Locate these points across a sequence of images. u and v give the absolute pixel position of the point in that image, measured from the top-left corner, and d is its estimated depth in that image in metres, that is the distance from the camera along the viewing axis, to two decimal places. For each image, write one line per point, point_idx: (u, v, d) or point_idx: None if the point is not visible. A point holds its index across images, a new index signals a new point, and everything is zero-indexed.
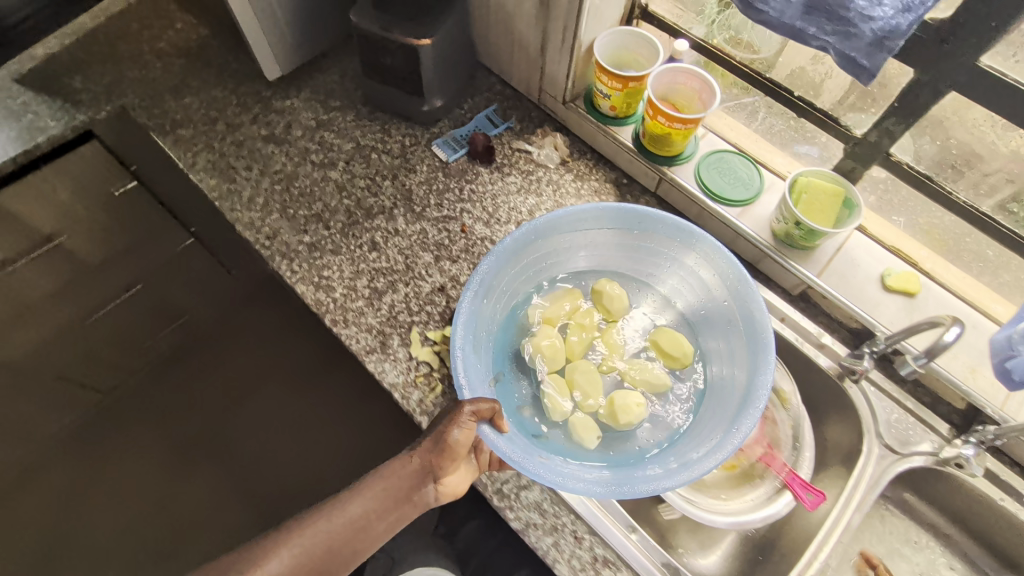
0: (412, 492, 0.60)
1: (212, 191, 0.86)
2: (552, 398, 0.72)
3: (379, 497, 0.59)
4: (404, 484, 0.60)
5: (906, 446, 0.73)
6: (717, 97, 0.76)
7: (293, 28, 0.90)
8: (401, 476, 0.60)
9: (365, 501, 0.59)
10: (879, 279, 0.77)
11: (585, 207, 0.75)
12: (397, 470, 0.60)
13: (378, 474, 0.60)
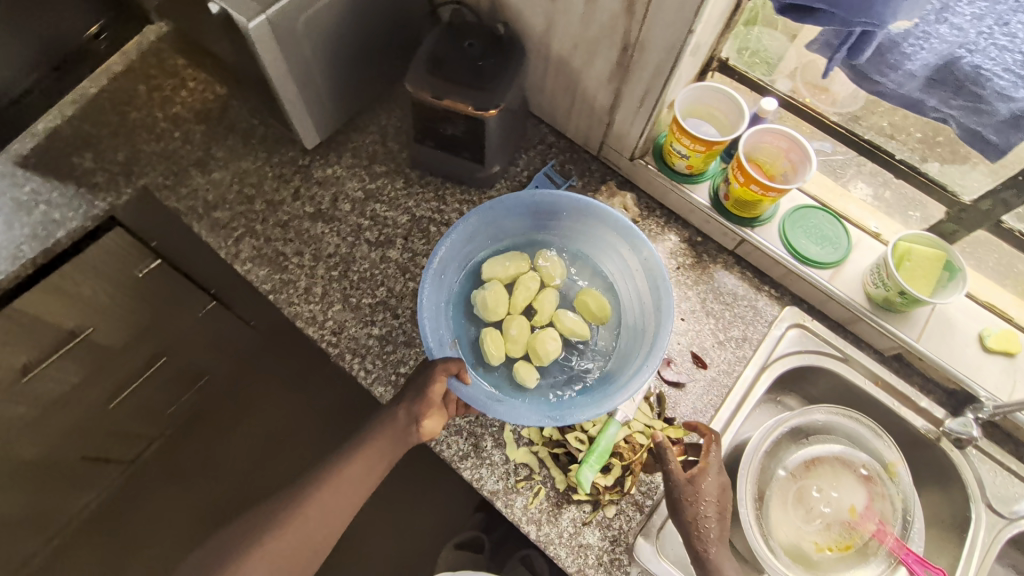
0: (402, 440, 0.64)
1: (263, 283, 0.79)
2: (489, 343, 0.74)
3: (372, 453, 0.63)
4: (389, 446, 0.64)
5: (1017, 512, 0.72)
6: (811, 159, 0.72)
7: (334, 92, 0.82)
8: (375, 450, 0.64)
9: (362, 462, 0.63)
10: (977, 340, 0.75)
11: (522, 196, 0.76)
12: (388, 427, 0.64)
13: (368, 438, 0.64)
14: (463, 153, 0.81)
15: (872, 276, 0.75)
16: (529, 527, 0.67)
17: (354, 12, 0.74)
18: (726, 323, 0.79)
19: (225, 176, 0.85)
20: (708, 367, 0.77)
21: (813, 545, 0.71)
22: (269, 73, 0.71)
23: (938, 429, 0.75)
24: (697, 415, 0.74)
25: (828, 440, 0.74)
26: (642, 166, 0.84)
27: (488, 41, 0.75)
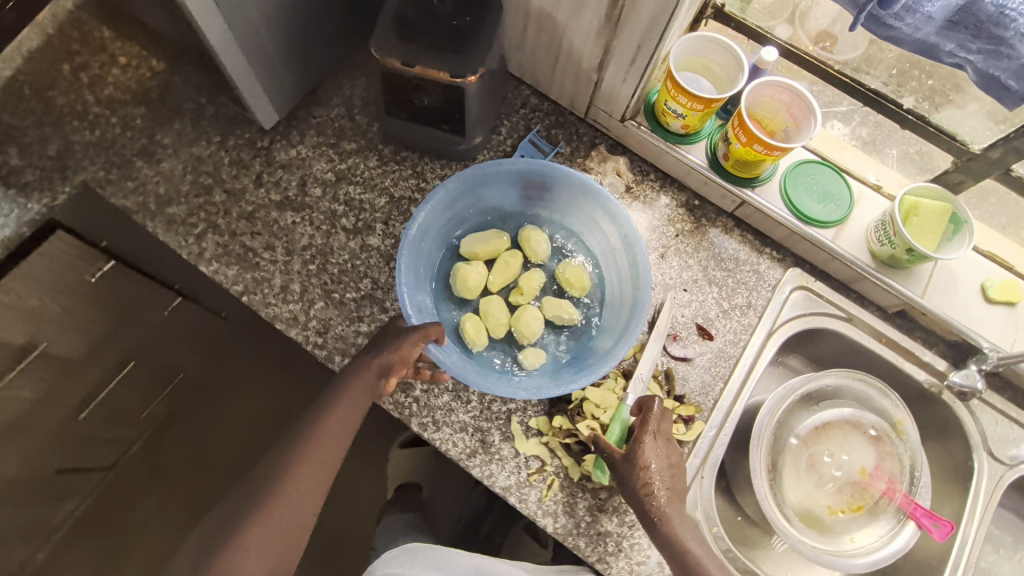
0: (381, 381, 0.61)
1: (234, 284, 0.72)
2: (468, 326, 0.69)
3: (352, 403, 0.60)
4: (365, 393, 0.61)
5: (1017, 457, 0.73)
6: (816, 113, 0.68)
7: (289, 62, 0.72)
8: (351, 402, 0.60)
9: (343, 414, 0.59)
10: (980, 291, 0.74)
11: (494, 162, 0.71)
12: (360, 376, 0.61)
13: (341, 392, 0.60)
14: (441, 124, 0.74)
15: (876, 232, 0.73)
16: (546, 521, 0.65)
17: None
18: (729, 291, 0.76)
19: (175, 165, 0.76)
20: (715, 338, 0.74)
21: (827, 509, 0.72)
22: (213, 46, 0.61)
23: (941, 382, 0.75)
24: (706, 388, 0.72)
25: (838, 405, 0.74)
26: (633, 128, 0.78)
27: None
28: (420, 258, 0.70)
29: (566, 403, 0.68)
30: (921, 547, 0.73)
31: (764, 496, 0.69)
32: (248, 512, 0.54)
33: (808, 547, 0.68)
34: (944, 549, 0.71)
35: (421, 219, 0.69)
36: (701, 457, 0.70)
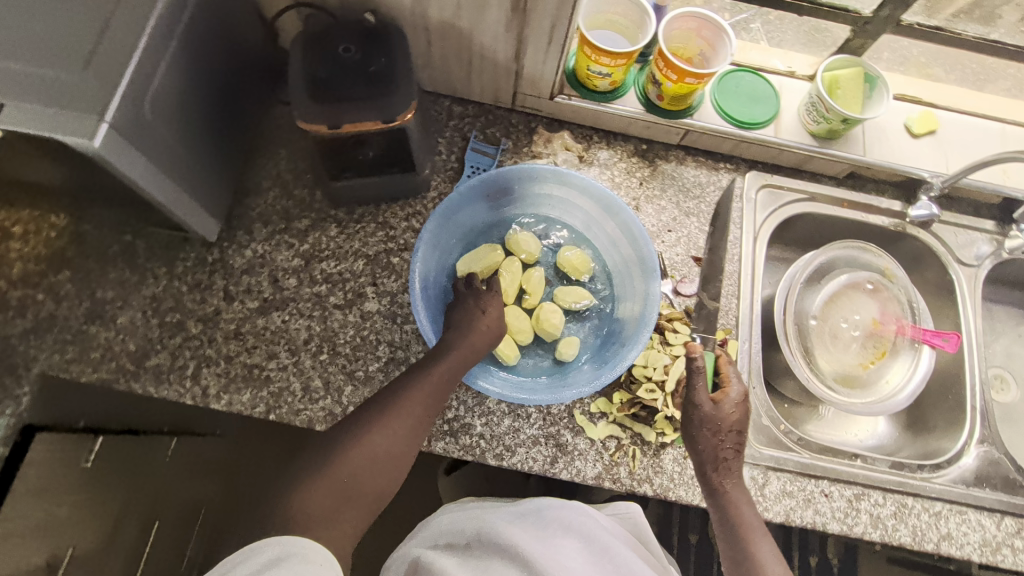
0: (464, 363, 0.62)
1: (254, 406, 0.68)
2: (503, 345, 0.71)
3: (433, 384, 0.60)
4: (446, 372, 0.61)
5: (981, 257, 0.83)
6: (725, 30, 0.71)
7: (206, 163, 0.67)
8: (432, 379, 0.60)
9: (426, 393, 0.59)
10: (905, 131, 0.82)
11: (466, 184, 0.72)
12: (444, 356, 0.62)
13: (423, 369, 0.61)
14: (389, 169, 0.72)
15: (809, 115, 0.78)
16: (645, 488, 0.68)
17: (188, 66, 0.59)
18: (707, 215, 0.80)
19: (133, 316, 0.70)
20: (713, 263, 0.78)
21: (859, 366, 0.80)
22: (138, 184, 0.56)
23: (902, 220, 0.83)
24: (726, 309, 0.76)
25: (834, 275, 0.82)
26: (564, 101, 0.79)
27: (363, 40, 0.63)
28: (433, 306, 0.71)
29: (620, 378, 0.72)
30: (939, 362, 0.83)
31: (808, 379, 0.76)
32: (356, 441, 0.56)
33: (858, 405, 0.76)
34: (957, 355, 0.80)
35: (420, 265, 0.69)
36: (750, 369, 0.74)
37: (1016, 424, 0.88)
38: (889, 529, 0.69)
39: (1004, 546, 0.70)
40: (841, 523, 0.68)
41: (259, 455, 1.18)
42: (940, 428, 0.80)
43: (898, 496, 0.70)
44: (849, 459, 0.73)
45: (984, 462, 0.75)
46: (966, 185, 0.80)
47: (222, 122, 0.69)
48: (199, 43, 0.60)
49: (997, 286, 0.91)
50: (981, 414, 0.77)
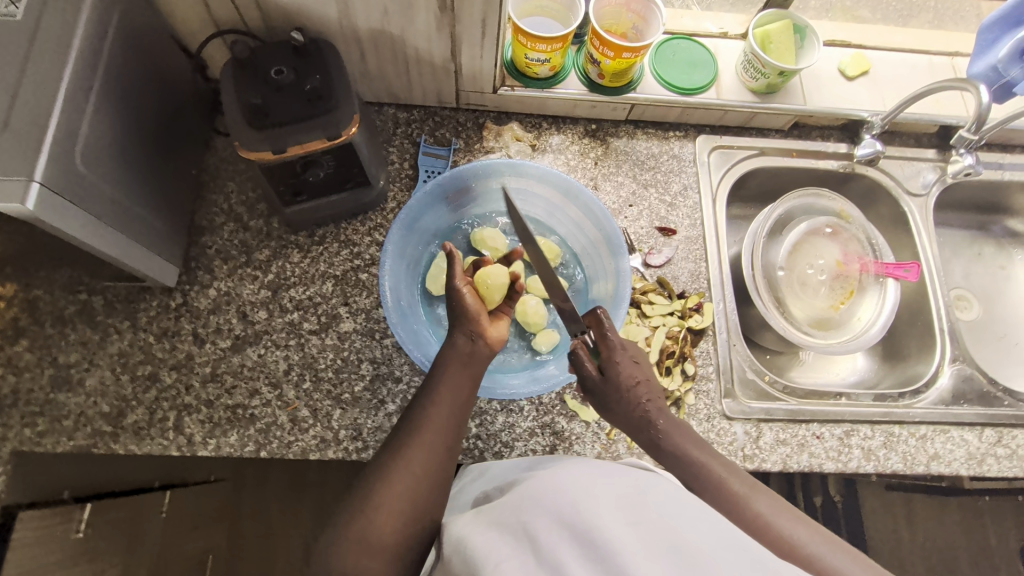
0: (480, 357, 0.59)
1: (243, 445, 0.67)
2: None
3: (452, 388, 0.56)
4: (468, 368, 0.58)
5: (928, 185, 0.86)
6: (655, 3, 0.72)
7: (151, 207, 0.65)
8: (453, 378, 0.57)
9: (450, 394, 0.56)
10: (841, 75, 0.85)
11: (423, 190, 0.71)
12: (456, 351, 0.59)
13: (440, 369, 0.58)
14: (344, 185, 0.71)
15: (747, 73, 0.80)
16: (645, 461, 0.69)
17: (115, 111, 0.57)
18: (664, 184, 0.81)
19: (102, 375, 0.68)
20: (677, 231, 0.79)
21: (831, 308, 0.83)
22: (83, 241, 0.54)
23: (850, 161, 0.86)
24: (697, 274, 0.77)
25: (795, 225, 0.84)
26: (508, 93, 0.79)
27: (294, 59, 0.62)
28: (409, 317, 0.70)
29: None
30: (903, 292, 0.86)
31: (784, 328, 0.78)
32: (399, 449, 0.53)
33: (835, 346, 0.79)
34: (919, 283, 0.83)
35: (389, 278, 0.69)
36: (725, 329, 0.75)
37: (983, 339, 0.92)
38: (881, 459, 0.71)
39: (989, 457, 0.73)
40: (835, 461, 0.71)
41: (259, 494, 1.16)
42: (915, 354, 0.84)
43: (886, 425, 0.72)
44: (835, 399, 0.76)
45: (958, 379, 0.78)
46: (904, 118, 0.83)
47: (161, 163, 0.67)
48: (122, 86, 0.58)
49: (946, 211, 0.94)
50: (949, 335, 0.80)
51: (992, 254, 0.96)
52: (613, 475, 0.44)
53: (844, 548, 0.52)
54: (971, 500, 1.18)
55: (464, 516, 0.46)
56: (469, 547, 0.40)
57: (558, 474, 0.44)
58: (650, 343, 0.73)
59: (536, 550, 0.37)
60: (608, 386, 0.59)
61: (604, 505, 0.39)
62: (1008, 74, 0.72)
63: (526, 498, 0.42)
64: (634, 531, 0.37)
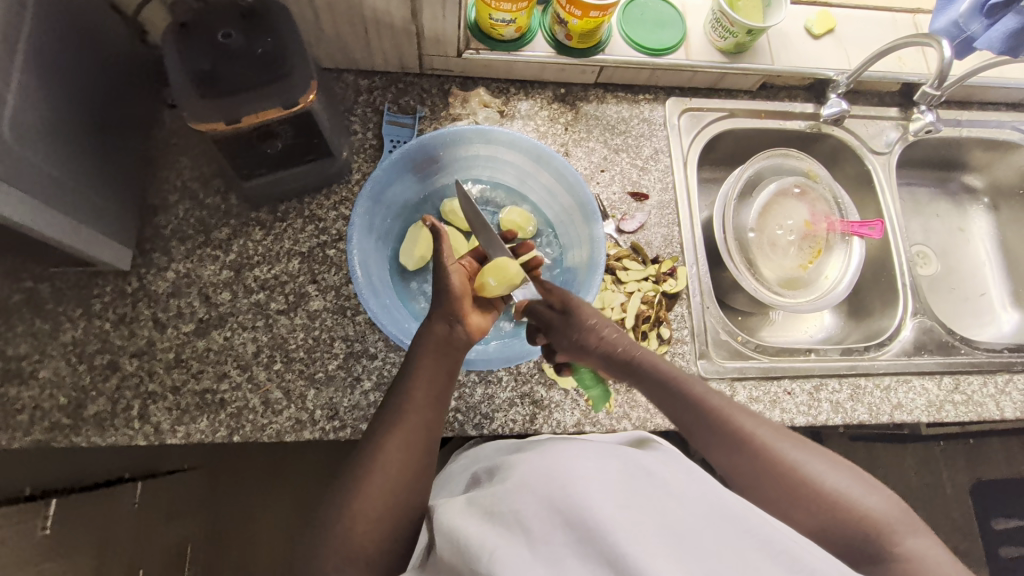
0: (455, 345, 0.58)
1: (215, 431, 0.65)
2: None
3: (427, 382, 0.55)
4: (442, 359, 0.57)
5: (889, 144, 0.87)
6: None
7: (96, 187, 0.61)
8: (432, 365, 0.56)
9: (425, 390, 0.55)
10: (807, 33, 0.84)
11: (390, 159, 0.69)
12: (432, 340, 0.57)
13: (414, 363, 0.56)
14: (306, 157, 0.67)
15: (716, 32, 0.79)
16: (624, 424, 0.69)
17: (46, 82, 0.53)
18: (635, 149, 0.80)
19: (57, 367, 0.64)
20: (650, 196, 0.78)
21: (799, 268, 0.84)
22: (19, 222, 0.51)
23: (817, 121, 0.86)
24: (669, 238, 0.77)
25: (764, 186, 0.84)
26: (473, 57, 0.76)
27: (241, 22, 0.57)
28: (381, 292, 0.68)
29: None
30: (868, 249, 0.88)
31: (755, 288, 0.79)
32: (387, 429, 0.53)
33: (804, 305, 0.81)
34: (883, 240, 0.86)
35: (358, 253, 0.66)
36: (699, 292, 0.76)
37: (942, 292, 0.96)
38: (848, 411, 0.73)
39: (947, 404, 0.76)
40: (806, 415, 0.72)
41: (236, 479, 1.13)
42: (879, 309, 0.86)
43: (853, 379, 0.75)
44: (805, 354, 0.78)
45: (919, 331, 0.81)
46: (869, 77, 0.83)
47: (104, 139, 0.62)
48: (53, 54, 0.54)
49: (907, 169, 0.96)
50: (911, 289, 0.83)
51: (951, 210, 0.99)
52: (594, 457, 0.47)
53: (833, 462, 0.54)
54: (929, 446, 1.25)
55: (456, 502, 0.49)
56: (464, 536, 0.43)
57: (543, 461, 0.47)
58: (626, 309, 0.73)
59: (529, 537, 0.41)
60: (563, 336, 0.62)
61: (587, 485, 0.43)
62: (969, 28, 0.72)
63: (515, 486, 0.45)
64: (620, 509, 0.41)
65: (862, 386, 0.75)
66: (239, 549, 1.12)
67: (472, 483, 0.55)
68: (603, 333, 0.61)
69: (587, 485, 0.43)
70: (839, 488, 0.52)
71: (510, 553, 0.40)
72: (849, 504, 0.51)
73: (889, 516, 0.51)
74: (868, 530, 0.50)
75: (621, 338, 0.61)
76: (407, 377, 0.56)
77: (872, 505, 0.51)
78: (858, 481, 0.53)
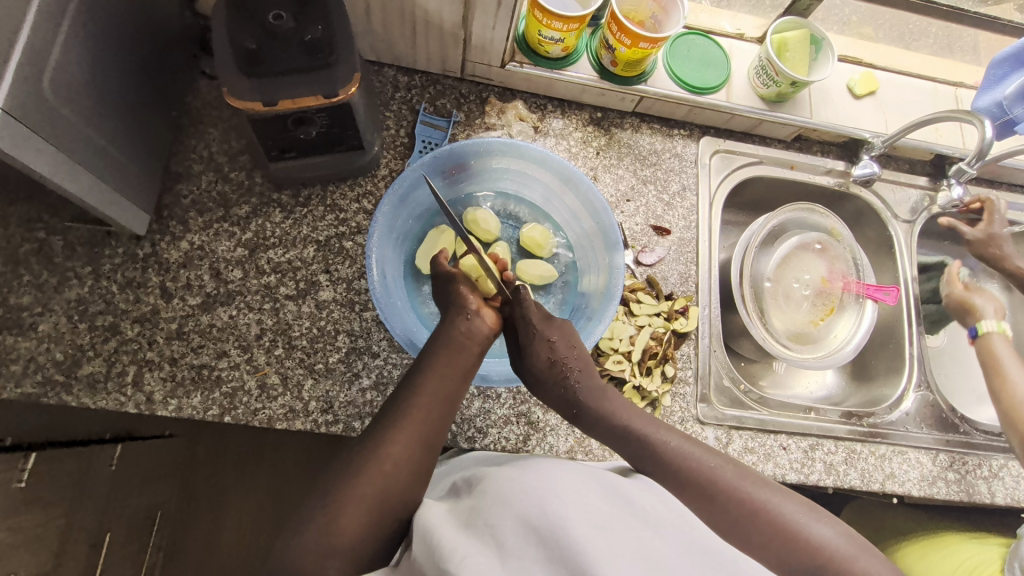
0: (473, 341, 0.58)
1: (207, 409, 0.64)
2: None
3: (438, 379, 0.56)
4: (459, 354, 0.57)
5: (915, 213, 0.87)
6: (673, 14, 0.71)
7: (124, 147, 0.60)
8: (442, 366, 0.56)
9: (435, 391, 0.55)
10: (849, 92, 0.84)
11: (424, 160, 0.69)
12: (450, 336, 0.58)
13: (429, 359, 0.57)
14: (337, 146, 0.67)
15: (759, 78, 0.79)
16: (616, 457, 0.69)
17: (92, 39, 0.52)
18: (663, 182, 0.80)
19: (58, 322, 0.63)
20: (671, 231, 0.78)
21: (811, 323, 0.84)
22: (46, 175, 0.50)
23: (847, 179, 0.86)
24: (686, 277, 0.77)
25: (786, 237, 0.85)
26: (516, 69, 0.75)
27: (294, 6, 0.56)
28: (393, 292, 0.68)
29: (594, 355, 0.72)
30: (879, 314, 0.88)
31: (764, 339, 0.79)
32: (388, 423, 0.54)
33: (810, 362, 0.80)
34: (896, 307, 0.85)
35: (376, 249, 0.66)
36: (707, 335, 0.75)
37: (944, 367, 0.95)
38: (840, 474, 0.73)
39: (940, 480, 0.75)
40: (798, 473, 0.72)
41: (215, 453, 1.13)
42: (883, 376, 0.86)
43: (849, 443, 0.74)
44: (804, 412, 0.78)
45: (920, 404, 0.81)
46: (904, 144, 0.83)
47: (140, 100, 0.62)
48: (102, 13, 0.53)
49: (928, 238, 0.96)
50: (918, 360, 0.83)
51: (965, 285, 0.99)
52: (577, 481, 0.47)
53: (776, 489, 0.56)
54: None
55: (434, 509, 0.49)
56: (435, 540, 0.43)
57: (524, 476, 0.47)
58: (633, 342, 0.73)
59: (501, 550, 0.40)
60: (527, 368, 0.62)
61: (567, 507, 0.42)
62: (1012, 111, 0.73)
63: (493, 501, 0.44)
64: (597, 533, 0.41)
65: (859, 452, 0.74)
66: (209, 522, 1.11)
67: (452, 490, 0.54)
68: (558, 358, 0.61)
69: (566, 506, 0.42)
70: (788, 517, 0.54)
71: (479, 562, 0.39)
72: (795, 532, 0.53)
73: (842, 549, 0.53)
74: (821, 562, 0.52)
75: (575, 364, 0.62)
76: (420, 374, 0.56)
77: (824, 536, 0.53)
78: (810, 510, 0.55)
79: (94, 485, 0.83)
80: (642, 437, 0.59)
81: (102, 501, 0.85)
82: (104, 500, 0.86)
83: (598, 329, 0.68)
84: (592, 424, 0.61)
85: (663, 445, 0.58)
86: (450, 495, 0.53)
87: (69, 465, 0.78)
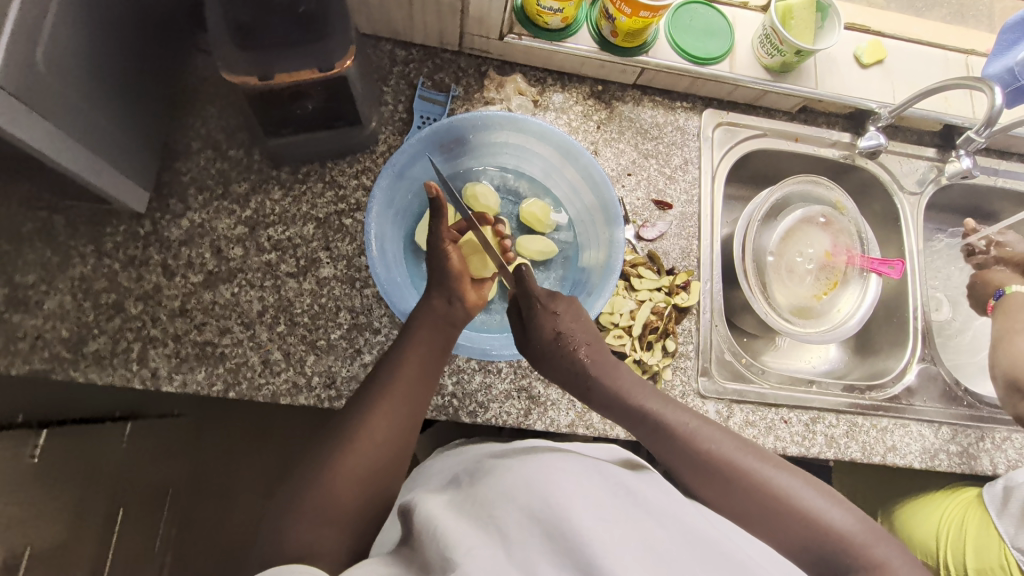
0: (452, 322, 0.60)
1: (212, 385, 0.65)
2: None
3: (422, 357, 0.57)
4: (437, 336, 0.59)
5: (922, 185, 0.86)
6: None
7: (121, 125, 0.60)
8: (423, 342, 0.58)
9: (414, 366, 0.57)
10: (857, 61, 0.82)
11: (423, 134, 0.68)
12: (428, 315, 0.59)
13: (411, 335, 0.58)
14: (335, 122, 0.66)
15: (763, 48, 0.77)
16: (617, 430, 0.69)
17: (85, 14, 0.52)
18: (665, 156, 0.79)
19: (62, 300, 0.64)
20: (673, 206, 0.77)
21: (813, 298, 0.83)
22: (42, 152, 0.50)
23: (852, 151, 0.85)
24: (687, 251, 0.76)
25: (790, 210, 0.84)
26: (515, 42, 0.74)
27: None
28: (394, 268, 0.68)
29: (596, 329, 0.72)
30: (885, 288, 0.87)
31: (766, 312, 0.78)
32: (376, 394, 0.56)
33: (813, 335, 0.80)
34: (900, 281, 0.85)
35: (375, 223, 0.66)
36: (709, 309, 0.75)
37: (951, 341, 0.95)
38: (841, 447, 0.73)
39: (942, 452, 0.75)
40: (799, 446, 0.72)
41: (223, 433, 1.15)
42: (886, 350, 0.86)
43: (851, 416, 0.74)
44: (806, 386, 0.78)
45: (924, 377, 0.81)
46: (912, 113, 0.82)
47: (135, 76, 0.61)
48: None
49: (936, 212, 0.95)
50: (921, 334, 0.82)
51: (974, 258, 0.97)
52: (580, 474, 0.47)
53: (799, 475, 0.56)
54: None
55: (437, 500, 0.48)
56: (436, 529, 0.43)
57: (529, 470, 0.47)
58: (633, 316, 0.73)
59: (506, 541, 0.40)
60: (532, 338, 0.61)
61: (571, 499, 0.43)
62: None
63: (498, 493, 0.45)
64: (603, 526, 0.41)
65: (861, 425, 0.74)
66: (219, 498, 1.14)
67: (454, 481, 0.54)
68: (563, 332, 0.61)
69: (570, 497, 0.43)
70: (808, 503, 0.54)
71: (483, 551, 0.39)
72: (819, 518, 0.53)
73: (859, 531, 0.53)
74: (834, 543, 0.53)
75: (581, 338, 0.61)
76: (402, 348, 0.58)
77: (838, 521, 0.54)
78: (827, 496, 0.55)
79: (105, 463, 0.85)
80: (660, 415, 0.59)
81: (112, 477, 0.87)
82: (114, 477, 0.88)
83: (599, 304, 0.68)
84: (607, 394, 0.61)
85: (678, 426, 0.58)
86: (451, 486, 0.53)
87: (78, 443, 0.79)
